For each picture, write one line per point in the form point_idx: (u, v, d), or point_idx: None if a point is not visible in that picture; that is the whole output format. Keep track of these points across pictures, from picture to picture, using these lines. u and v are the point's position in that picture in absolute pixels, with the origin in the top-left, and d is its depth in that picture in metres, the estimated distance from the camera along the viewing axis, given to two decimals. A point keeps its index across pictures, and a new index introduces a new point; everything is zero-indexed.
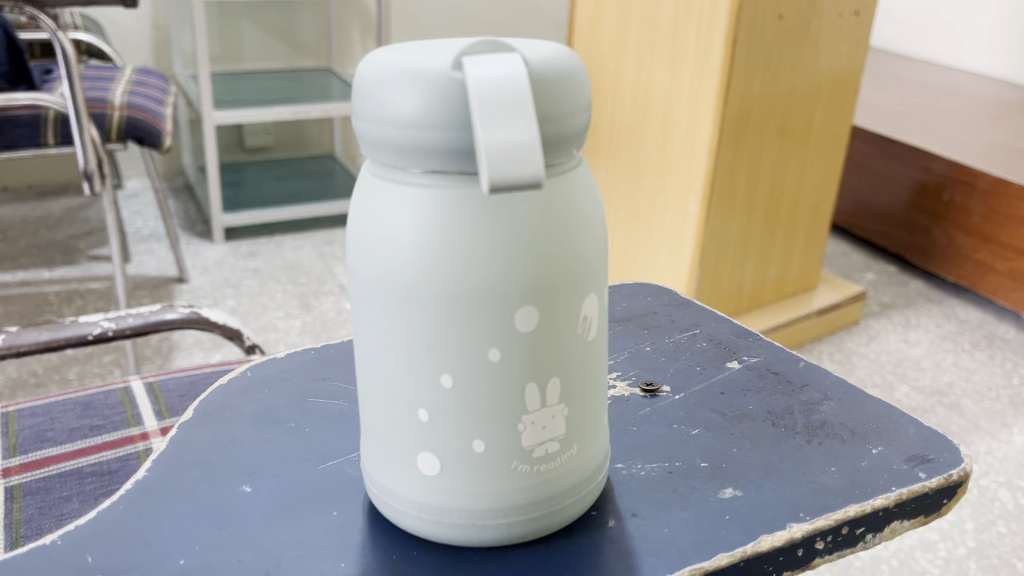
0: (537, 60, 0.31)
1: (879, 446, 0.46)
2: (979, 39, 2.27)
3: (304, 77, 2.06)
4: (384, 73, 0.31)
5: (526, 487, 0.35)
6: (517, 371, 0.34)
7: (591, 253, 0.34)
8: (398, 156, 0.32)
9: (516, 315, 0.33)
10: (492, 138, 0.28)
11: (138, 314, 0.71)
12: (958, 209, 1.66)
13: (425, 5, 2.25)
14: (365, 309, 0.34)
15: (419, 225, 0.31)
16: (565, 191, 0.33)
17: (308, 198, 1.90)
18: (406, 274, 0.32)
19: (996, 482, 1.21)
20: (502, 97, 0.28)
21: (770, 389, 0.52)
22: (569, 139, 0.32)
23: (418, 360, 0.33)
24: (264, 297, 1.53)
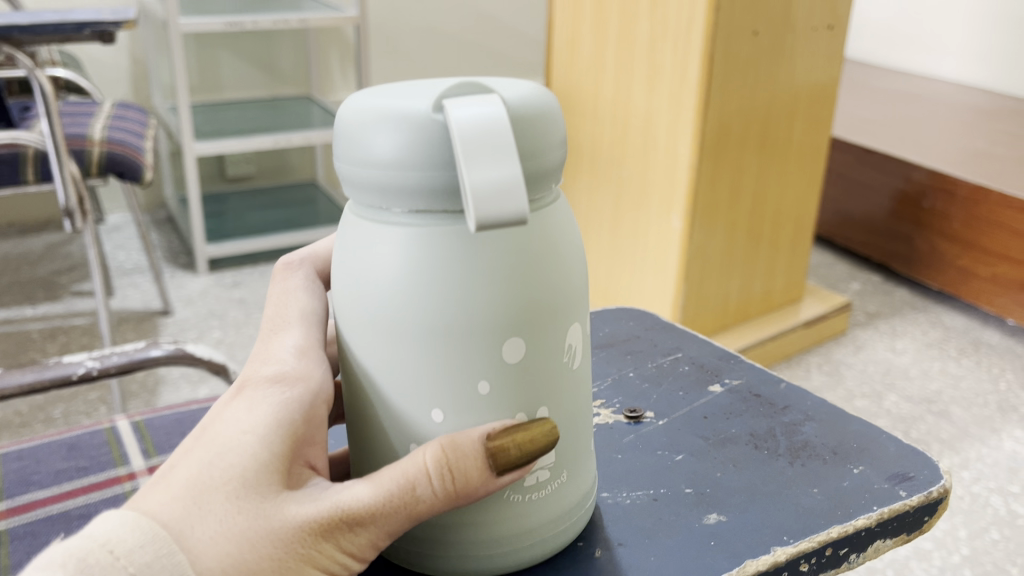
0: (513, 101, 0.31)
1: (861, 466, 0.46)
2: (954, 45, 2.30)
3: (285, 105, 2.06)
4: (366, 115, 0.31)
5: (517, 517, 0.35)
6: (507, 402, 0.34)
7: (572, 284, 0.34)
8: (380, 196, 0.31)
9: (504, 347, 0.33)
10: (476, 177, 0.27)
11: (122, 351, 0.69)
12: (938, 216, 1.68)
13: (403, 27, 2.26)
14: (349, 344, 0.34)
15: (404, 264, 0.31)
16: (545, 225, 0.33)
17: (291, 226, 1.90)
18: (392, 311, 0.32)
19: (988, 489, 1.22)
20: (484, 137, 0.28)
21: (752, 411, 0.52)
22: (546, 174, 0.32)
23: (408, 396, 0.33)
24: (250, 327, 1.53)
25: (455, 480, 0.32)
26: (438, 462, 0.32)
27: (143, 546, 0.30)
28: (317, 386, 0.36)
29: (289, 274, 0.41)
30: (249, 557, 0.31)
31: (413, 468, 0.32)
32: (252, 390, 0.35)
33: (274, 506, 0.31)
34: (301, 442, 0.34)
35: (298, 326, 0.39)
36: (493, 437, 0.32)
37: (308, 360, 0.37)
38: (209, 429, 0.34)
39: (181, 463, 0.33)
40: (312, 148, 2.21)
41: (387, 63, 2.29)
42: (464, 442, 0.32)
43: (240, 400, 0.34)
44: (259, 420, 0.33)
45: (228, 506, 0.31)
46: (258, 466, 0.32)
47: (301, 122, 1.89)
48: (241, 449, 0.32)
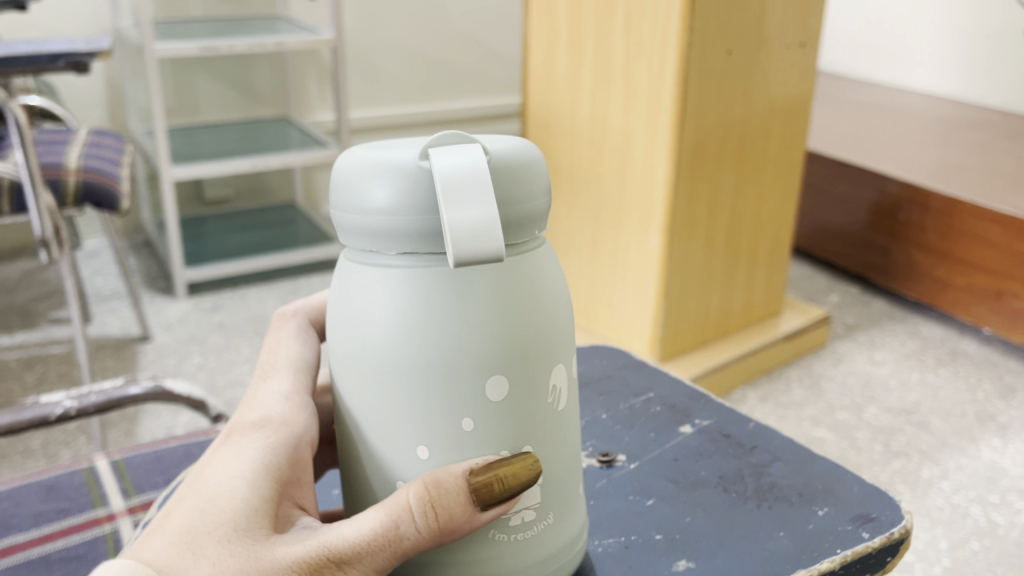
0: (497, 151, 0.32)
1: (826, 507, 0.47)
2: (925, 58, 2.34)
3: (264, 127, 2.06)
4: (359, 169, 0.33)
5: (503, 558, 0.36)
6: (491, 441, 0.34)
7: (557, 324, 0.35)
8: (369, 240, 0.33)
9: (487, 386, 0.33)
10: (455, 219, 0.29)
11: (100, 390, 0.69)
12: (914, 228, 1.70)
13: (379, 46, 2.27)
14: (342, 388, 0.36)
15: (390, 307, 0.33)
16: (528, 268, 0.34)
17: (271, 247, 1.90)
18: (380, 353, 0.33)
19: (968, 499, 1.23)
20: (467, 183, 0.30)
21: (721, 453, 0.53)
22: (530, 220, 0.33)
23: (395, 433, 0.34)
24: (230, 352, 1.52)
25: (438, 516, 0.33)
26: (421, 498, 0.33)
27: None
28: (300, 430, 0.40)
29: (281, 323, 0.46)
30: None
31: (394, 507, 0.33)
32: (239, 435, 0.39)
33: (263, 548, 0.34)
34: (285, 483, 0.37)
35: (285, 371, 0.43)
36: (474, 472, 0.34)
37: (293, 406, 0.41)
38: (202, 475, 0.37)
39: (177, 511, 0.36)
40: (290, 170, 2.21)
41: (365, 84, 2.29)
42: (447, 479, 0.33)
43: (229, 447, 0.38)
44: (246, 466, 0.37)
45: (218, 548, 0.34)
46: (246, 511, 0.35)
47: (279, 144, 1.89)
48: (230, 494, 0.36)
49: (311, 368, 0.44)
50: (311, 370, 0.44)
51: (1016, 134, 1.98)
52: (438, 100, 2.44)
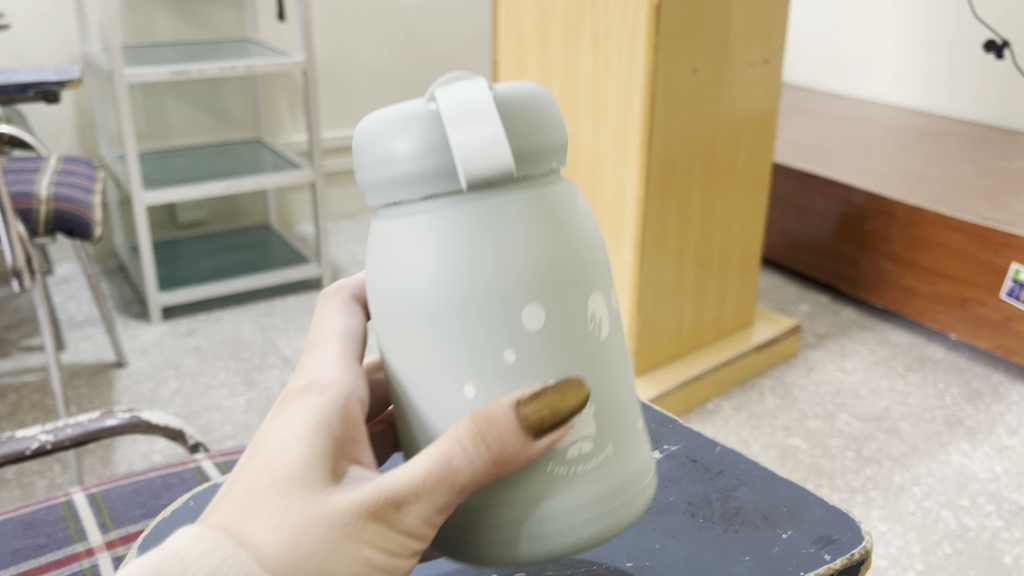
0: (500, 88, 0.37)
1: (788, 530, 0.51)
2: (886, 70, 2.39)
3: (235, 149, 2.06)
4: (378, 127, 0.37)
5: (567, 491, 0.39)
6: (535, 370, 0.38)
7: (591, 252, 0.39)
8: (394, 190, 0.37)
9: (524, 314, 0.37)
10: (462, 142, 0.34)
11: (76, 423, 0.69)
12: (880, 237, 1.73)
13: (348, 68, 2.28)
14: (385, 334, 0.40)
15: (431, 248, 0.37)
16: (548, 196, 0.38)
17: (245, 270, 1.90)
18: (428, 295, 0.37)
19: (939, 503, 1.26)
20: (467, 111, 0.35)
21: (689, 477, 0.58)
22: (543, 150, 0.38)
23: (445, 373, 0.38)
24: (206, 376, 1.52)
25: (489, 445, 0.36)
26: (475, 431, 0.36)
27: (210, 553, 0.35)
28: (349, 388, 0.42)
29: (327, 296, 0.48)
30: (305, 544, 0.35)
31: (451, 444, 0.37)
32: (294, 399, 0.41)
33: (324, 500, 0.37)
34: (343, 440, 0.40)
35: (334, 338, 0.45)
36: (523, 402, 0.37)
37: (343, 368, 0.43)
38: (260, 440, 0.39)
39: (239, 476, 0.38)
40: (263, 192, 2.22)
41: (336, 104, 2.30)
42: (499, 410, 0.37)
43: (285, 411, 0.40)
44: (301, 425, 0.39)
45: (281, 503, 0.36)
46: (303, 466, 0.37)
47: (252, 167, 1.90)
48: (288, 450, 0.38)
49: (361, 334, 0.46)
50: (360, 336, 0.46)
51: (976, 144, 2.02)
52: None
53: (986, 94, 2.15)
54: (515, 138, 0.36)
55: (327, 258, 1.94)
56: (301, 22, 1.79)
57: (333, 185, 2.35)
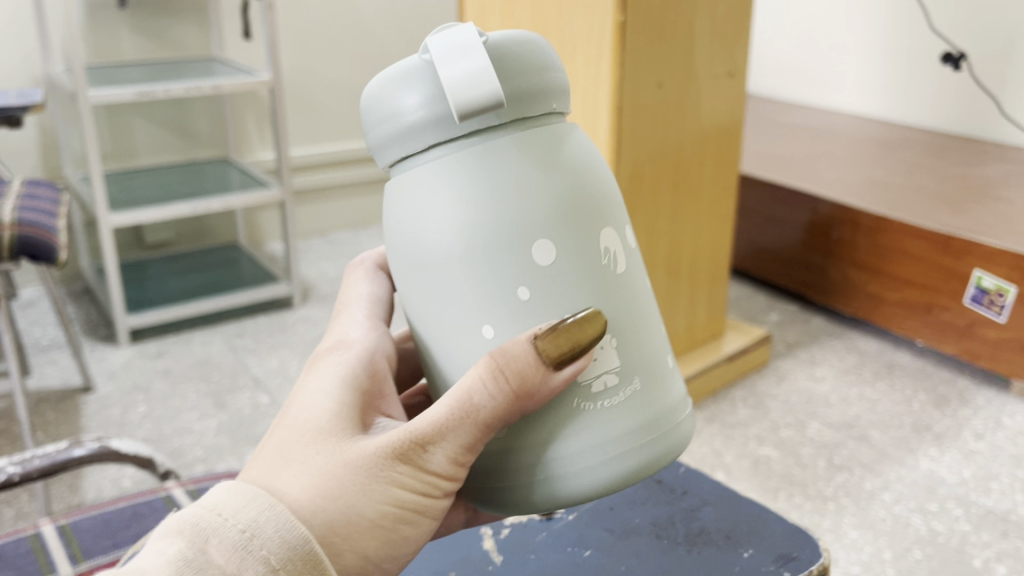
0: (491, 37, 0.43)
1: (749, 549, 0.58)
2: (848, 81, 2.43)
3: (202, 169, 2.04)
4: (387, 88, 0.43)
5: (599, 425, 0.44)
6: (548, 300, 0.43)
7: (598, 192, 0.44)
8: (406, 147, 0.43)
9: (535, 250, 0.42)
10: (449, 75, 0.40)
11: (44, 453, 0.68)
12: (846, 246, 1.76)
13: (315, 85, 2.27)
14: (408, 279, 0.45)
15: (448, 198, 0.42)
16: (545, 135, 0.43)
17: (214, 290, 1.88)
18: (449, 245, 0.42)
19: (909, 509, 1.27)
20: (454, 50, 0.40)
21: (655, 500, 0.64)
22: (536, 92, 0.43)
23: (469, 314, 0.43)
24: (176, 399, 1.50)
25: (509, 379, 0.42)
26: (494, 368, 0.42)
27: (249, 501, 0.41)
28: (370, 346, 0.51)
29: (351, 274, 0.58)
30: (338, 481, 0.43)
31: (471, 385, 0.43)
32: (324, 360, 0.50)
33: (353, 445, 0.44)
34: (366, 393, 0.48)
35: (358, 308, 0.55)
36: (537, 335, 0.42)
37: (366, 334, 0.52)
38: (298, 395, 0.47)
39: (279, 427, 0.46)
40: (232, 211, 2.20)
41: (304, 121, 2.29)
42: (517, 345, 0.42)
43: (318, 371, 0.49)
44: (330, 384, 0.47)
45: (317, 448, 0.43)
46: (334, 416, 0.45)
47: (219, 186, 1.88)
48: (320, 403, 0.46)
49: (381, 307, 0.56)
50: (380, 308, 0.56)
51: (938, 152, 2.06)
52: None
53: (946, 104, 2.19)
54: (506, 82, 0.42)
55: (298, 276, 1.92)
56: (266, 41, 1.78)
57: (303, 203, 2.34)
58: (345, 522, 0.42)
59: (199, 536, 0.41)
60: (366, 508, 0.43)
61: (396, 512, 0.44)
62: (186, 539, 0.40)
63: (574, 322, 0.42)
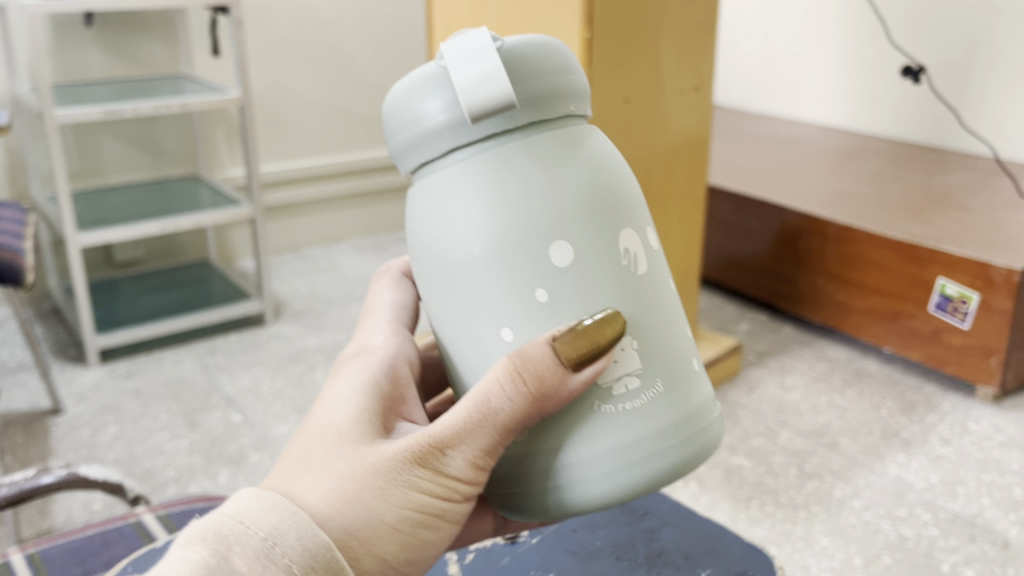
0: (507, 40, 0.43)
1: (707, 568, 0.60)
2: (812, 92, 2.47)
3: (172, 187, 2.03)
4: (403, 94, 0.44)
5: (619, 429, 0.43)
6: (566, 302, 0.43)
7: (619, 190, 0.44)
8: (421, 151, 0.44)
9: (552, 250, 0.42)
10: (462, 79, 0.40)
11: (11, 482, 0.67)
12: (815, 255, 1.78)
13: (285, 101, 2.27)
14: (428, 283, 0.45)
15: (465, 198, 0.42)
16: (560, 134, 0.43)
17: (185, 308, 1.87)
18: (466, 246, 0.43)
19: (878, 515, 1.29)
20: (467, 53, 0.41)
21: (616, 520, 0.66)
22: (551, 94, 0.43)
23: (488, 318, 0.43)
24: (148, 419, 1.49)
25: (527, 379, 0.42)
26: (514, 367, 0.42)
27: (271, 503, 0.41)
28: (393, 352, 0.52)
29: (377, 278, 0.58)
30: (357, 484, 0.43)
31: (491, 385, 0.43)
32: (348, 366, 0.50)
33: (372, 449, 0.44)
34: (388, 397, 0.48)
35: (383, 313, 0.55)
36: (555, 336, 0.42)
37: (391, 339, 0.53)
38: (321, 400, 0.48)
39: (302, 431, 0.46)
40: (203, 228, 2.20)
41: (274, 136, 2.29)
42: (533, 346, 0.42)
43: (342, 377, 0.49)
44: (351, 389, 0.48)
45: (336, 453, 0.44)
46: (354, 421, 0.45)
47: (190, 204, 1.88)
48: (342, 409, 0.46)
49: (409, 309, 0.56)
50: (408, 311, 0.56)
51: (900, 161, 2.10)
52: (350, 151, 2.44)
53: (907, 115, 2.24)
54: (532, 79, 0.42)
55: (270, 292, 1.91)
56: (235, 57, 1.78)
57: (274, 219, 2.33)
58: (365, 526, 0.43)
59: (222, 544, 0.39)
60: (385, 513, 0.43)
61: (416, 516, 0.44)
62: (209, 547, 0.39)
63: (598, 321, 0.42)
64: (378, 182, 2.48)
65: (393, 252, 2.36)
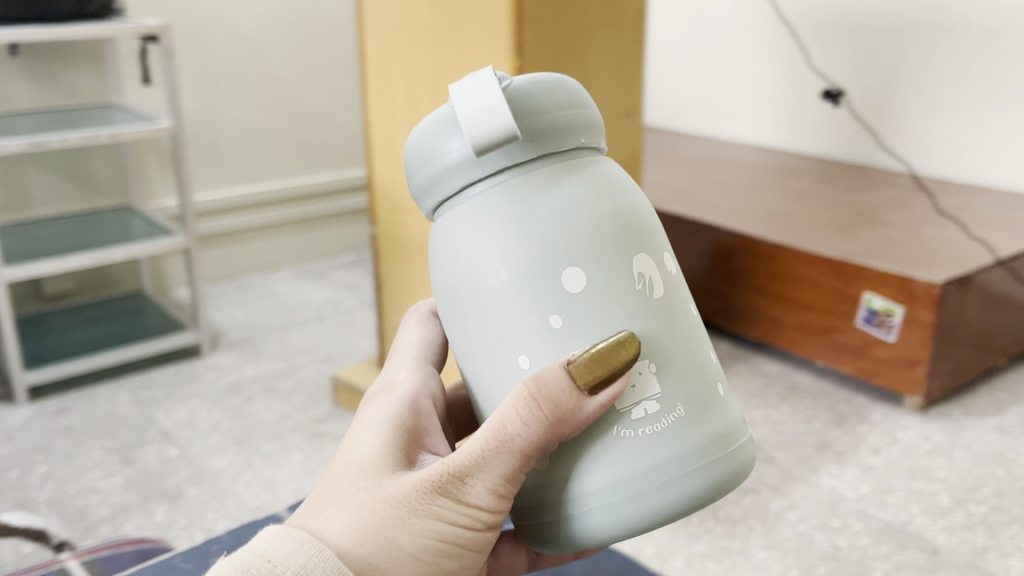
0: (511, 80, 0.46)
1: None
2: (741, 112, 2.53)
3: (103, 217, 1.99)
4: (422, 137, 0.47)
5: (640, 453, 0.45)
6: (579, 325, 0.45)
7: (632, 221, 0.46)
8: (443, 192, 0.47)
9: (566, 278, 0.45)
10: (466, 113, 0.44)
11: None
12: (748, 272, 1.83)
13: (221, 129, 2.26)
14: (452, 315, 0.48)
15: (485, 235, 0.45)
16: (573, 172, 0.46)
17: (116, 341, 1.83)
18: (489, 280, 0.45)
19: (813, 526, 1.33)
20: (471, 90, 0.44)
21: None
22: (556, 131, 0.46)
23: (507, 345, 0.46)
24: (80, 457, 1.46)
25: (544, 404, 0.44)
26: (531, 393, 0.44)
27: (295, 540, 0.44)
28: (415, 389, 0.54)
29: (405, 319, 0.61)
30: (377, 516, 0.46)
31: (509, 413, 0.45)
32: (373, 405, 0.53)
33: (394, 481, 0.47)
34: (410, 433, 0.51)
35: (408, 352, 0.58)
36: (571, 361, 0.44)
37: (414, 377, 0.55)
38: (348, 438, 0.51)
39: (330, 470, 0.49)
40: (136, 259, 2.16)
41: (211, 164, 2.26)
42: (550, 372, 0.44)
43: (366, 415, 0.52)
44: (374, 427, 0.51)
45: (359, 488, 0.47)
46: (377, 456, 0.48)
47: (121, 235, 1.84)
48: (365, 447, 0.49)
49: (435, 347, 0.59)
50: (433, 348, 0.58)
51: (828, 179, 2.16)
52: (285, 177, 2.42)
53: (832, 134, 2.31)
54: (532, 116, 0.45)
55: (205, 322, 1.89)
56: (165, 86, 1.76)
57: (209, 248, 2.30)
58: (387, 555, 0.45)
59: None
60: (406, 542, 0.45)
61: (438, 544, 0.46)
62: None
63: (608, 348, 0.44)
64: (316, 208, 2.48)
65: (332, 277, 2.35)
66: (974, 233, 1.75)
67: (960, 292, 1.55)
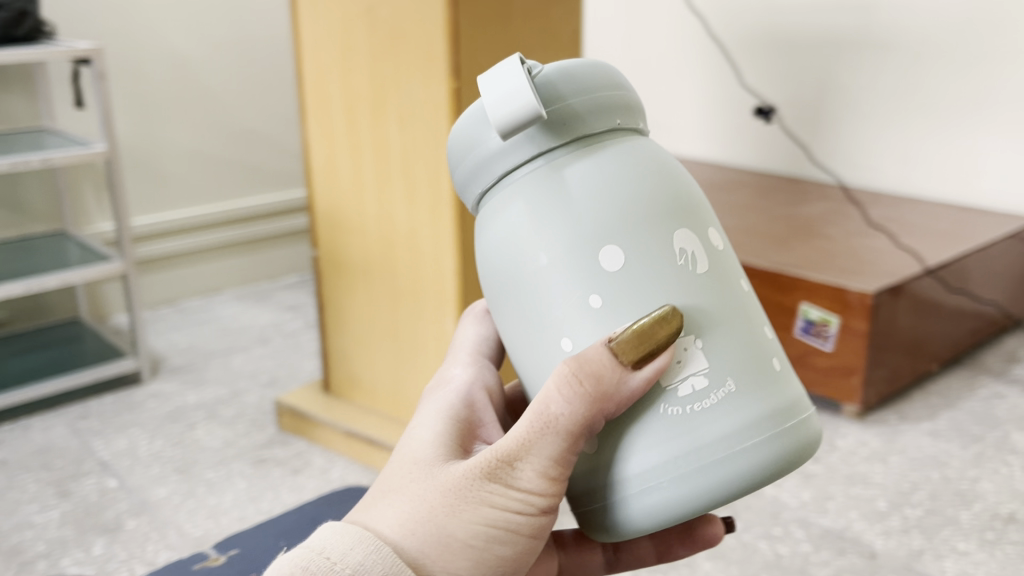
0: (538, 66, 0.49)
1: None
2: (679, 127, 2.58)
3: (36, 244, 1.95)
4: (462, 130, 0.51)
5: (690, 429, 0.46)
6: (619, 302, 0.46)
7: (671, 200, 0.48)
8: (488, 183, 0.50)
9: (605, 256, 0.46)
10: (489, 97, 0.46)
11: None
12: None
13: (158, 153, 2.23)
14: (501, 299, 0.51)
15: (527, 220, 0.48)
16: (613, 156, 0.48)
17: (51, 371, 1.79)
18: (533, 263, 0.48)
19: (757, 535, 1.35)
20: (492, 73, 0.47)
21: None
22: (581, 114, 0.48)
23: (551, 325, 0.48)
24: (15, 491, 1.42)
25: (586, 382, 0.46)
26: (573, 372, 0.46)
27: (350, 532, 0.48)
28: (469, 384, 0.58)
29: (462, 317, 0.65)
30: (430, 506, 0.49)
31: (551, 392, 0.47)
32: (429, 404, 0.58)
33: (444, 473, 0.51)
34: (462, 428, 0.55)
35: (462, 349, 0.62)
36: (612, 338, 0.46)
37: (468, 373, 0.59)
38: (406, 436, 0.55)
39: (389, 465, 0.53)
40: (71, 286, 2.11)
41: (148, 186, 2.23)
42: (591, 349, 0.46)
43: (422, 415, 0.57)
44: (427, 426, 0.55)
45: (413, 482, 0.51)
46: (430, 451, 0.52)
47: (56, 261, 1.81)
48: (419, 444, 0.53)
49: (489, 342, 0.62)
50: (487, 344, 0.62)
51: (763, 193, 2.21)
52: (225, 198, 2.39)
53: (766, 149, 2.36)
54: (556, 102, 0.48)
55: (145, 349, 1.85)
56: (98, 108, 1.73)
57: (148, 272, 2.26)
58: (438, 542, 0.49)
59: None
60: (457, 529, 0.49)
61: (487, 529, 0.50)
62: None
63: (642, 329, 0.46)
64: (259, 229, 2.45)
65: (275, 299, 2.33)
66: (902, 243, 1.81)
67: (893, 300, 1.60)
